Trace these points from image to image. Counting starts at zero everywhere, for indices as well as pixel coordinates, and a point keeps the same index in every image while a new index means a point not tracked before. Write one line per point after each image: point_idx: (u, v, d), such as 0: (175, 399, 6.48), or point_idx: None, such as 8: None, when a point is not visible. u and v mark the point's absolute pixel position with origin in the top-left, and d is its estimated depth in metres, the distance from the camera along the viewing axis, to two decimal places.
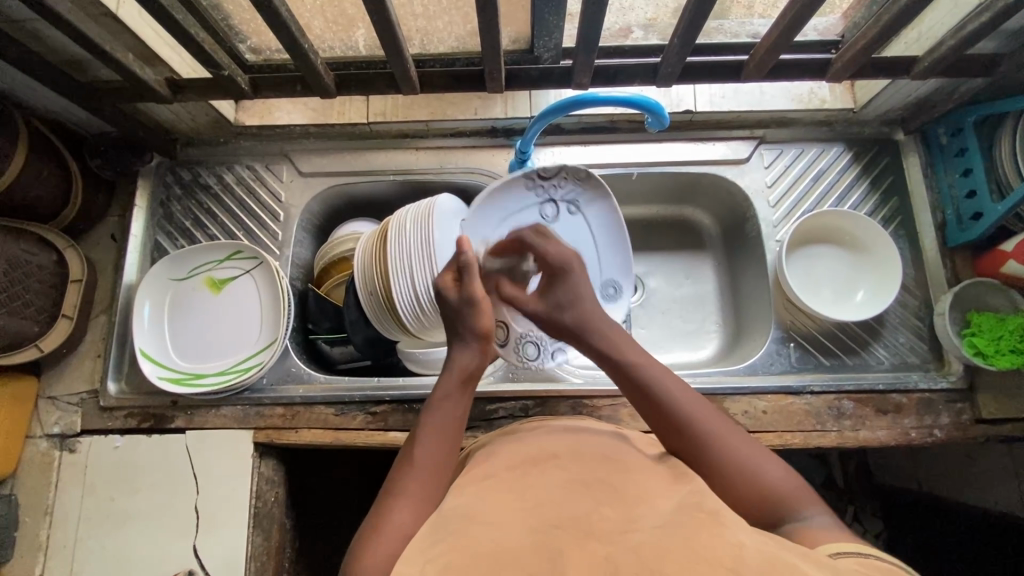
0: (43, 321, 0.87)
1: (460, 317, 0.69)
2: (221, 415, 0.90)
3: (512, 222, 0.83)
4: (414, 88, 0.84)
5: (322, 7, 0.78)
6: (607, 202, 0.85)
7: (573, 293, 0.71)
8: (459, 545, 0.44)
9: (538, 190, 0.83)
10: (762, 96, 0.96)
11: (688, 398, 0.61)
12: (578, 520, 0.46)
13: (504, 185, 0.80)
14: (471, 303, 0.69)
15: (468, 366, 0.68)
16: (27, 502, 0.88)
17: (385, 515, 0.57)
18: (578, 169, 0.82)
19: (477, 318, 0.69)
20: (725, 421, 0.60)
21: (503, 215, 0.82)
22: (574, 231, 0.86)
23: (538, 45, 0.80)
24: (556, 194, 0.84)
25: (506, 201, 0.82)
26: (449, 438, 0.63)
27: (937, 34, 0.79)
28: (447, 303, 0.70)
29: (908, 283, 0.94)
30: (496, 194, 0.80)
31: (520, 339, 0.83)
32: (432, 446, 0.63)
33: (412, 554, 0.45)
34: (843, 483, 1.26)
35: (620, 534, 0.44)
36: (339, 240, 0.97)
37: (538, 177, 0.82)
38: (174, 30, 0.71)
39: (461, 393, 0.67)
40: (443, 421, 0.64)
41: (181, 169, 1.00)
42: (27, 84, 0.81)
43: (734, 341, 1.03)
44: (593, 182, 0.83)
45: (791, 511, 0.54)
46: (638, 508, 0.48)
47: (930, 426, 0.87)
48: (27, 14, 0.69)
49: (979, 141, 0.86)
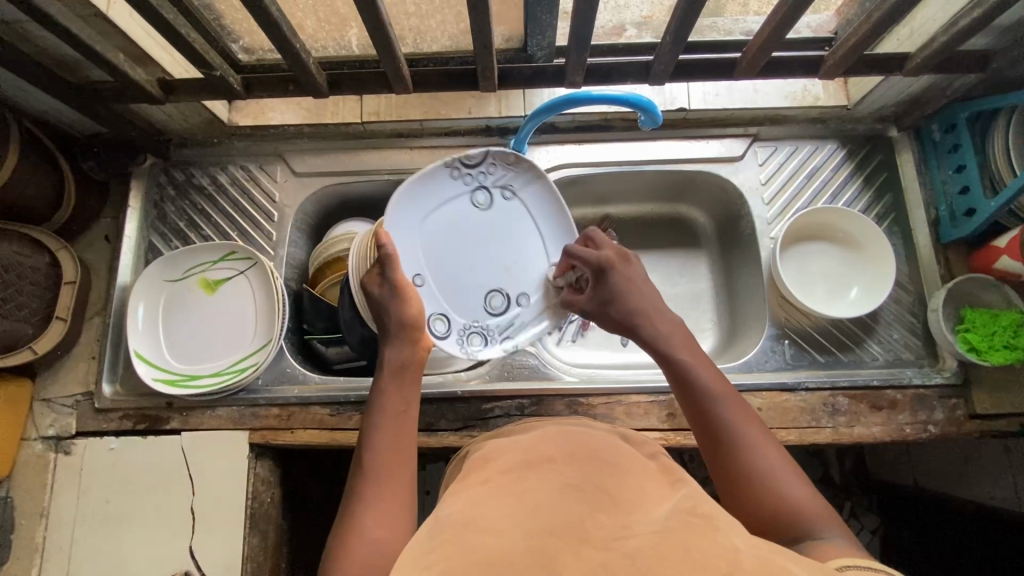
0: (37, 323, 0.87)
1: (386, 311, 0.73)
2: (217, 416, 0.90)
3: (439, 213, 0.83)
4: (407, 87, 0.84)
5: (316, 7, 0.78)
6: (542, 183, 0.86)
7: (625, 292, 0.74)
8: (453, 551, 0.44)
9: (465, 177, 0.84)
10: (755, 94, 0.96)
11: (732, 403, 0.63)
12: (572, 524, 0.46)
13: (425, 175, 0.80)
14: (397, 291, 0.73)
15: (398, 359, 0.71)
16: (22, 505, 0.87)
17: (360, 517, 0.58)
18: (503, 152, 0.84)
19: (403, 306, 0.73)
20: (760, 432, 0.62)
21: (426, 208, 0.82)
22: (510, 212, 0.87)
23: (531, 43, 0.80)
24: (487, 181, 0.85)
25: (431, 193, 0.82)
26: (398, 427, 0.66)
27: (928, 31, 0.79)
28: (373, 300, 0.74)
29: (903, 280, 0.94)
30: (416, 186, 0.80)
31: (465, 329, 0.84)
32: (382, 439, 0.65)
33: (410, 559, 0.45)
34: (840, 480, 1.27)
35: (616, 541, 0.44)
36: (334, 240, 0.96)
37: (461, 164, 0.83)
38: (164, 31, 0.70)
39: (398, 386, 0.69)
40: (390, 411, 0.67)
41: (174, 170, 1.00)
42: (18, 85, 0.81)
43: (729, 339, 1.03)
44: (520, 164, 0.85)
45: (813, 530, 0.54)
46: (633, 514, 0.48)
47: (924, 421, 0.87)
48: (17, 16, 0.69)
49: (971, 138, 0.86)
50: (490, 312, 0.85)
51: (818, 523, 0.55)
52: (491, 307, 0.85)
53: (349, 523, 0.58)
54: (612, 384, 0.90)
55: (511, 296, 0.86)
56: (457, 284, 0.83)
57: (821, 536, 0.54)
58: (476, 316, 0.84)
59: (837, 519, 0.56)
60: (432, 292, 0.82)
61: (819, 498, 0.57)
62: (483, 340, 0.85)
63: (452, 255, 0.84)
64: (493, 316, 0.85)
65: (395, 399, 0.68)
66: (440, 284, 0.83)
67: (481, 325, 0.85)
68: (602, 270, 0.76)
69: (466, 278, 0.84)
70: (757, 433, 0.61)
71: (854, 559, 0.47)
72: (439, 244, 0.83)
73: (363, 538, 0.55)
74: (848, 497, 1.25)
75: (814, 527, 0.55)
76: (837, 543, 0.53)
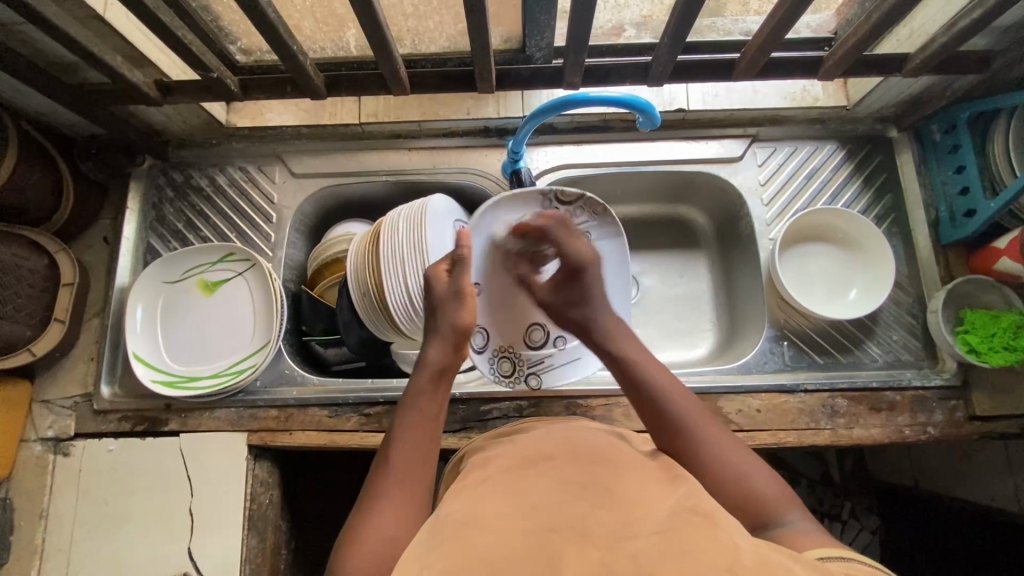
0: (35, 325, 0.87)
1: (445, 311, 0.72)
2: (215, 417, 0.90)
3: (518, 233, 0.84)
4: (404, 89, 0.84)
5: (313, 8, 0.77)
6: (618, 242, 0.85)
7: (587, 294, 0.77)
8: (454, 552, 0.44)
9: (554, 210, 0.83)
10: (754, 94, 0.95)
11: (682, 397, 0.66)
12: (573, 522, 0.46)
13: (518, 197, 0.81)
14: (459, 296, 0.73)
15: (440, 364, 0.70)
16: (21, 506, 0.88)
17: (373, 517, 0.57)
18: (595, 201, 0.82)
19: (460, 313, 0.72)
20: (711, 422, 0.64)
21: (509, 226, 0.83)
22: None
23: (529, 44, 0.80)
24: (569, 219, 0.84)
25: (517, 215, 0.83)
26: (423, 433, 0.65)
27: (928, 32, 0.79)
28: (434, 294, 0.73)
29: (902, 280, 0.94)
30: (509, 201, 0.81)
31: (498, 352, 0.85)
32: (409, 439, 0.64)
33: (410, 561, 0.45)
34: (839, 480, 1.26)
35: (619, 540, 0.44)
36: (332, 242, 0.96)
37: (556, 198, 0.82)
38: (162, 32, 0.70)
39: (433, 391, 0.68)
40: (419, 415, 0.66)
41: (172, 171, 1.00)
42: (16, 87, 0.81)
43: (728, 340, 1.03)
44: (606, 216, 0.83)
45: (774, 516, 0.57)
46: (635, 510, 0.48)
47: (924, 423, 0.87)
48: (14, 18, 0.69)
49: (972, 139, 0.86)
50: (528, 343, 0.86)
51: (776, 505, 0.57)
52: (529, 340, 0.86)
53: (361, 523, 0.57)
54: (610, 385, 0.90)
55: (552, 334, 0.87)
56: (506, 304, 0.84)
57: (783, 521, 0.56)
58: (513, 343, 0.86)
59: (799, 504, 0.58)
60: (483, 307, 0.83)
61: (777, 480, 0.60)
62: (511, 368, 0.87)
63: (511, 281, 0.85)
64: (529, 348, 0.87)
65: (428, 402, 0.67)
66: (492, 298, 0.84)
67: (515, 352, 0.87)
68: (576, 266, 0.77)
69: (516, 306, 0.85)
70: (709, 423, 0.64)
71: (838, 553, 0.48)
72: (506, 263, 0.84)
73: (361, 538, 0.55)
74: (847, 497, 1.25)
75: (777, 511, 0.57)
76: (800, 528, 0.55)
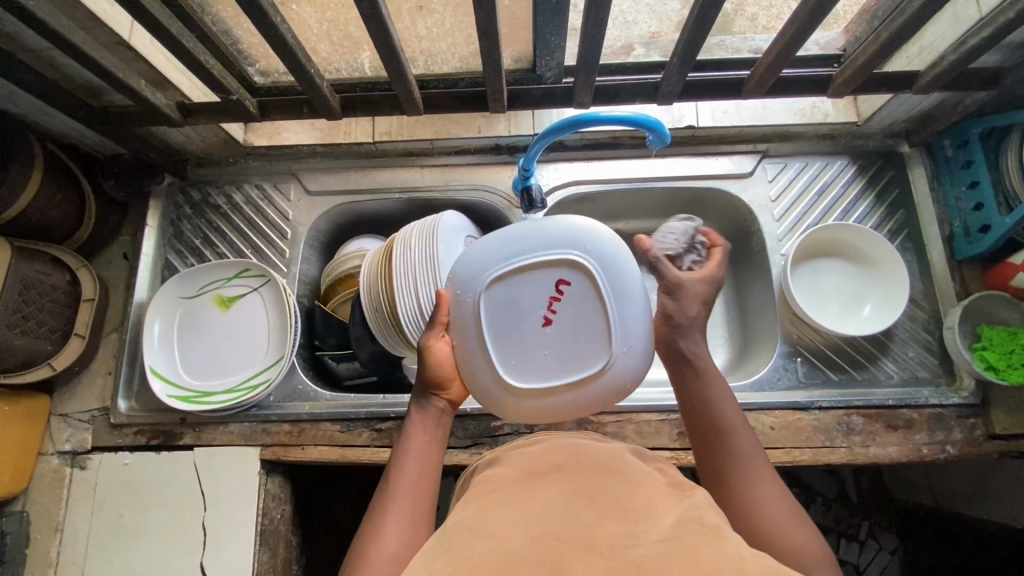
0: (56, 340, 0.89)
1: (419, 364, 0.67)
2: (229, 431, 0.90)
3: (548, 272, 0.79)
4: (418, 109, 0.85)
5: (329, 32, 0.79)
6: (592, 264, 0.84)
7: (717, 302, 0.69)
8: (458, 560, 0.44)
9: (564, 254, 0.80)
10: (764, 111, 0.96)
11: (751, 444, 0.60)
12: (578, 529, 0.46)
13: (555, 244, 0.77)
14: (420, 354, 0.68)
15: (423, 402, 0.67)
16: (38, 519, 0.89)
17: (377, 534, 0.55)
18: None
19: (431, 368, 0.67)
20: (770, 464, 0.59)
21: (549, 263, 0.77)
22: None
23: (540, 64, 0.81)
24: None
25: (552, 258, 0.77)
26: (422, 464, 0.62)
27: (939, 49, 0.79)
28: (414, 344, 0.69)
29: (916, 296, 0.93)
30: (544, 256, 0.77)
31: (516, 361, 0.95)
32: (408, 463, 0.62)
33: (419, 566, 0.45)
34: (856, 499, 1.21)
35: (624, 547, 0.44)
36: (345, 257, 0.98)
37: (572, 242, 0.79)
38: (181, 56, 0.72)
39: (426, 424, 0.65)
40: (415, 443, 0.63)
41: (191, 189, 1.02)
42: (42, 109, 0.83)
43: (740, 356, 1.02)
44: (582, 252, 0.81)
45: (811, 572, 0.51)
46: (643, 522, 0.47)
47: (942, 442, 0.85)
48: (42, 44, 0.72)
49: (984, 154, 0.85)
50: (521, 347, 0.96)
51: (805, 556, 0.52)
52: None
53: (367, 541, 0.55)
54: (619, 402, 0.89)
55: None
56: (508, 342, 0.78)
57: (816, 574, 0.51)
58: None
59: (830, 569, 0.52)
60: (599, 326, 0.66)
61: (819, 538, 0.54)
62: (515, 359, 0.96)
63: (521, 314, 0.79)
64: None
65: (420, 435, 0.64)
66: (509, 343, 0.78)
67: None
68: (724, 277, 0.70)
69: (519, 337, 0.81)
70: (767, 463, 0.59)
71: None
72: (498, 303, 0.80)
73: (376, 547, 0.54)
74: (864, 517, 1.20)
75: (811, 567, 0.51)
76: None
